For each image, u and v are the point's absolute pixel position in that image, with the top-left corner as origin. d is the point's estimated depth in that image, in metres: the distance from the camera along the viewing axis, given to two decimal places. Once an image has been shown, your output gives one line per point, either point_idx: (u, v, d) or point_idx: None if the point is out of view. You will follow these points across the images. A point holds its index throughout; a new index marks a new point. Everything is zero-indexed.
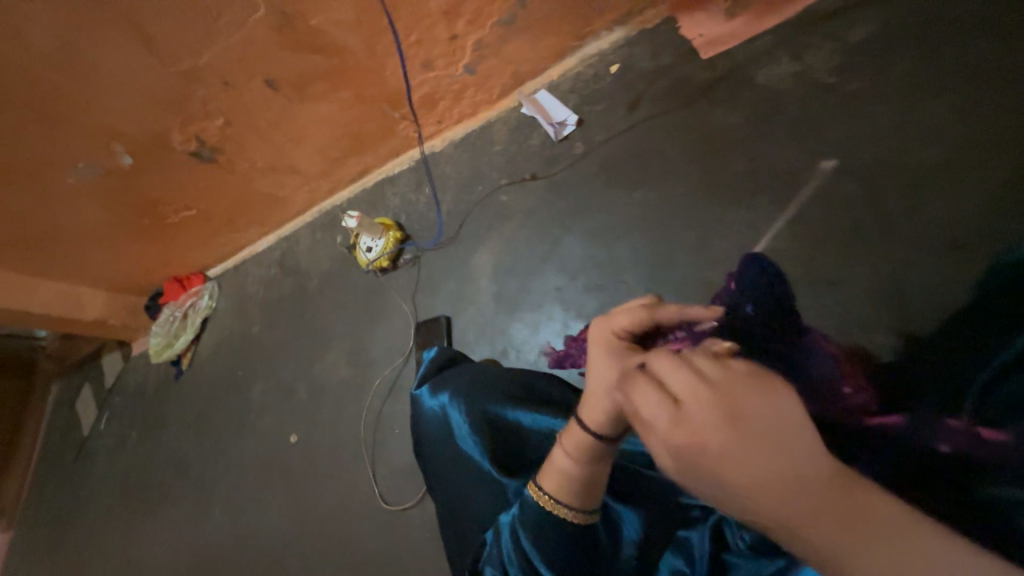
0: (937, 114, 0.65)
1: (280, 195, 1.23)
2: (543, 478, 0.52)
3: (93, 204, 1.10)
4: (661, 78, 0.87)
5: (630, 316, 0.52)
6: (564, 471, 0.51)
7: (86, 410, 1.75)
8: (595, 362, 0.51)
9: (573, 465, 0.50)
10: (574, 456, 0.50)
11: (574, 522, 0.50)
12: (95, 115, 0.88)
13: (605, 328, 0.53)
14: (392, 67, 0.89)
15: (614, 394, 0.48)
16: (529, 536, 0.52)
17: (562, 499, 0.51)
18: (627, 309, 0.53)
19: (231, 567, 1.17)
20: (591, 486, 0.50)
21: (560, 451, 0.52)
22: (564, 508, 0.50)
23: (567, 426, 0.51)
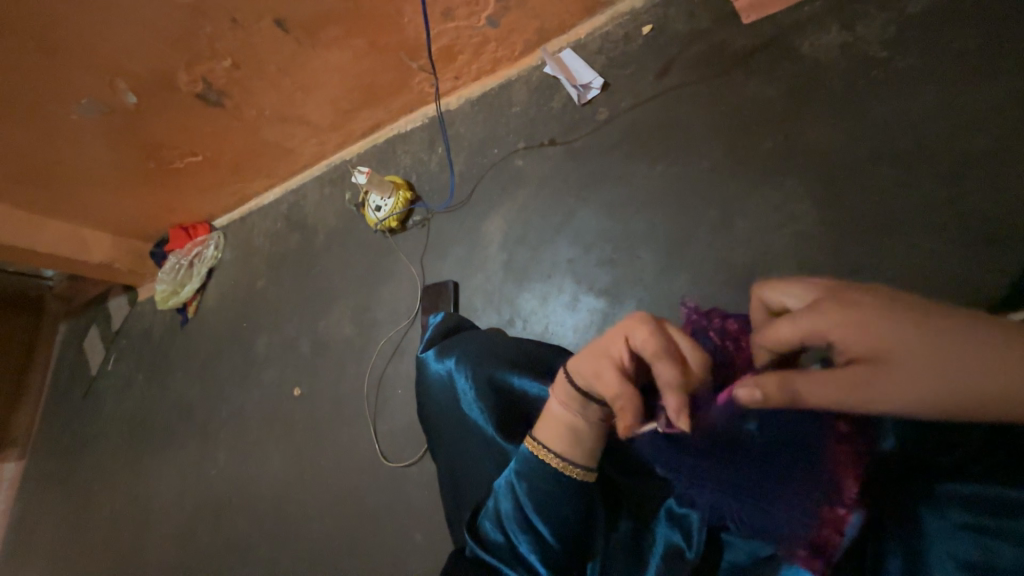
0: (990, 98, 0.61)
1: (288, 146, 1.19)
2: (539, 430, 0.56)
3: (97, 144, 1.07)
4: (696, 42, 0.81)
5: (647, 337, 0.48)
6: (558, 419, 0.55)
7: (93, 350, 1.78)
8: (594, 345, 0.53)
9: (565, 414, 0.55)
10: (568, 406, 0.55)
11: (569, 476, 0.53)
12: (98, 48, 0.84)
13: (629, 326, 0.51)
14: (410, 14, 0.84)
15: (585, 371, 0.53)
16: (529, 494, 0.53)
17: (554, 447, 0.54)
18: (652, 332, 0.48)
19: (234, 508, 1.22)
20: (585, 436, 0.54)
21: (557, 403, 0.56)
22: (557, 457, 0.53)
23: (558, 377, 0.57)
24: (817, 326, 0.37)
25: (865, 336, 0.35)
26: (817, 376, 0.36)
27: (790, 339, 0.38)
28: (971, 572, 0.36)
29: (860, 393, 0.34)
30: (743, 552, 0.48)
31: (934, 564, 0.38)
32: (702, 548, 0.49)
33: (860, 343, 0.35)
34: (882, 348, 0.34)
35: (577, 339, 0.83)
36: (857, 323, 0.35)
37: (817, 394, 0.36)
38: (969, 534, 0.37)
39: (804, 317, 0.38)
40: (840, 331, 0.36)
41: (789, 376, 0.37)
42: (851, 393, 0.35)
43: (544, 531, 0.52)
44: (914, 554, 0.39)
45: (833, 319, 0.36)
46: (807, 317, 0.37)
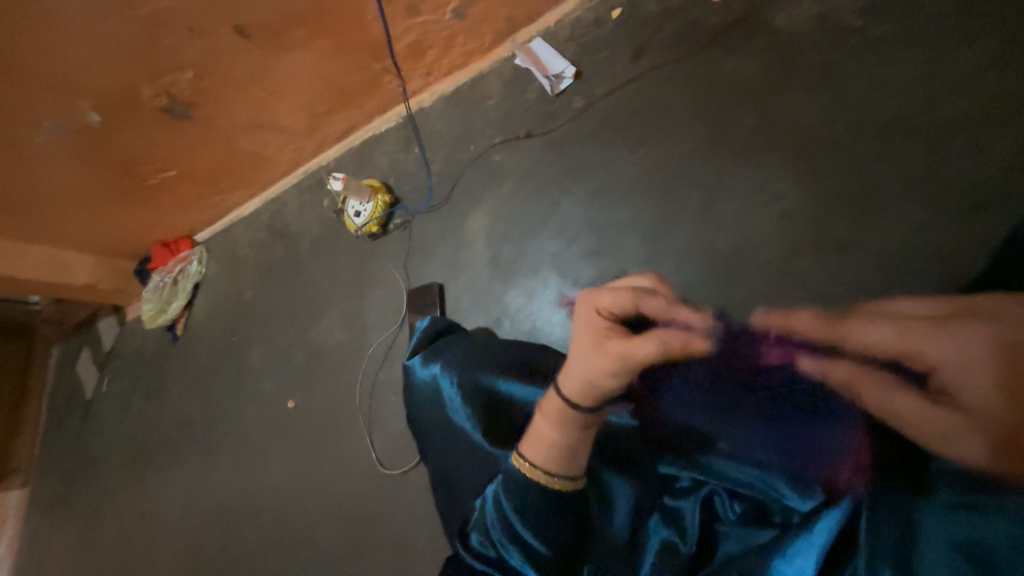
0: (967, 62, 0.60)
1: (264, 154, 1.17)
2: (524, 447, 0.54)
3: (67, 166, 1.04)
4: (668, 23, 0.79)
5: (616, 299, 0.51)
6: (543, 438, 0.52)
7: (87, 373, 1.76)
8: (574, 338, 0.52)
9: (551, 431, 0.52)
10: (555, 423, 0.52)
11: (552, 487, 0.52)
12: (55, 67, 0.80)
13: (593, 303, 0.52)
14: (374, 12, 0.82)
15: (591, 370, 0.49)
16: (514, 506, 0.52)
17: (541, 466, 0.52)
18: (617, 294, 0.51)
19: (240, 522, 1.21)
20: (573, 452, 0.52)
21: (542, 420, 0.53)
22: (545, 475, 0.52)
23: (547, 395, 0.54)
24: (924, 345, 0.41)
25: (966, 376, 0.38)
26: (895, 392, 0.42)
27: (889, 347, 0.43)
28: (965, 555, 0.37)
29: (932, 422, 0.40)
30: (738, 541, 0.49)
31: (925, 542, 0.39)
32: (696, 541, 0.49)
33: (961, 385, 0.39)
34: (978, 396, 0.37)
35: (565, 334, 0.82)
36: (976, 367, 0.38)
37: (890, 409, 0.42)
38: (963, 514, 0.38)
39: (918, 331, 0.42)
40: (948, 363, 0.40)
41: (860, 377, 0.45)
42: (908, 415, 0.41)
43: (529, 539, 0.52)
44: (906, 534, 0.40)
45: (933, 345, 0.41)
46: (918, 332, 0.42)
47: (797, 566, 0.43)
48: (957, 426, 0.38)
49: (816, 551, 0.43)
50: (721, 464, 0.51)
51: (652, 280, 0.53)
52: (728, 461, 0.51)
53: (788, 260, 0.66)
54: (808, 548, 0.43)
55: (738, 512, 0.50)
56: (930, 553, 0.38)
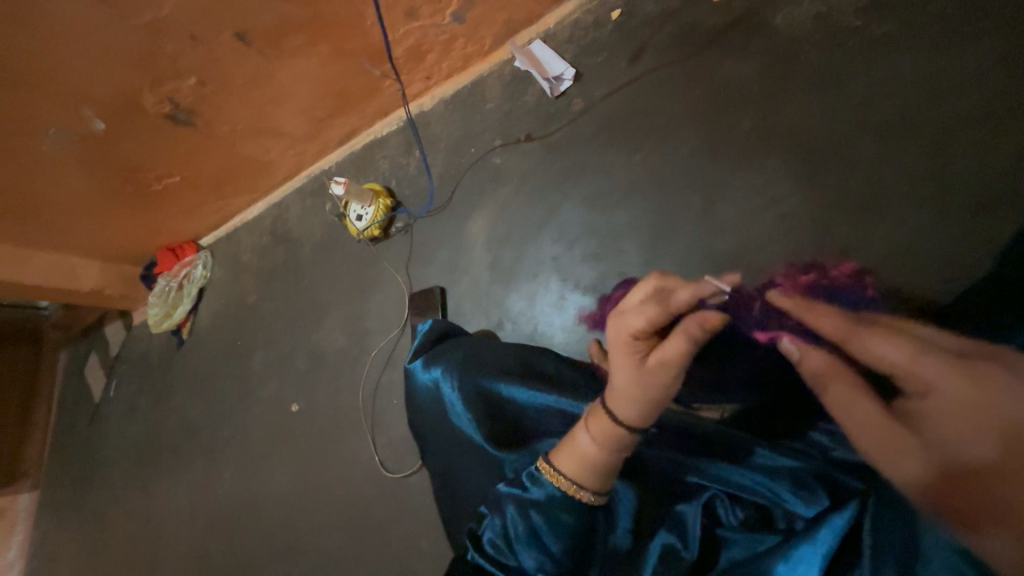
0: (970, 61, 0.59)
1: (266, 159, 1.17)
2: (557, 457, 0.53)
3: (72, 173, 1.05)
4: (667, 24, 0.79)
5: (644, 316, 0.49)
6: (584, 454, 0.51)
7: (94, 377, 1.78)
8: (615, 362, 0.52)
9: (600, 450, 0.51)
10: (599, 441, 0.51)
11: (575, 495, 0.51)
12: (59, 76, 0.81)
13: (625, 329, 0.50)
14: (373, 17, 0.82)
15: (649, 389, 0.49)
16: (530, 510, 0.52)
17: (582, 482, 0.51)
18: (642, 309, 0.50)
19: (244, 526, 1.22)
20: (610, 467, 0.51)
21: (584, 436, 0.52)
22: (582, 490, 0.51)
23: (593, 413, 0.52)
24: (930, 375, 0.42)
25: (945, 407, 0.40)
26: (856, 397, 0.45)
27: (896, 366, 0.44)
28: (968, 555, 0.36)
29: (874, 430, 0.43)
30: (743, 548, 0.48)
31: (928, 549, 0.38)
32: (697, 547, 0.48)
33: (933, 416, 0.40)
34: (945, 432, 0.39)
35: (566, 337, 0.82)
36: (961, 407, 0.39)
37: (852, 411, 0.45)
38: (951, 521, 0.37)
39: (926, 360, 0.43)
40: (938, 396, 0.41)
41: (835, 373, 0.47)
42: (859, 421, 0.44)
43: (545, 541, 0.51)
44: (908, 539, 0.39)
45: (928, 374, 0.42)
46: (927, 362, 0.42)
47: (802, 571, 0.43)
48: (905, 445, 0.40)
49: (820, 556, 0.43)
50: (723, 470, 0.50)
51: (655, 280, 0.52)
52: (730, 465, 0.50)
53: (789, 262, 0.66)
54: (812, 555, 0.43)
55: (741, 517, 0.50)
56: (932, 560, 0.37)
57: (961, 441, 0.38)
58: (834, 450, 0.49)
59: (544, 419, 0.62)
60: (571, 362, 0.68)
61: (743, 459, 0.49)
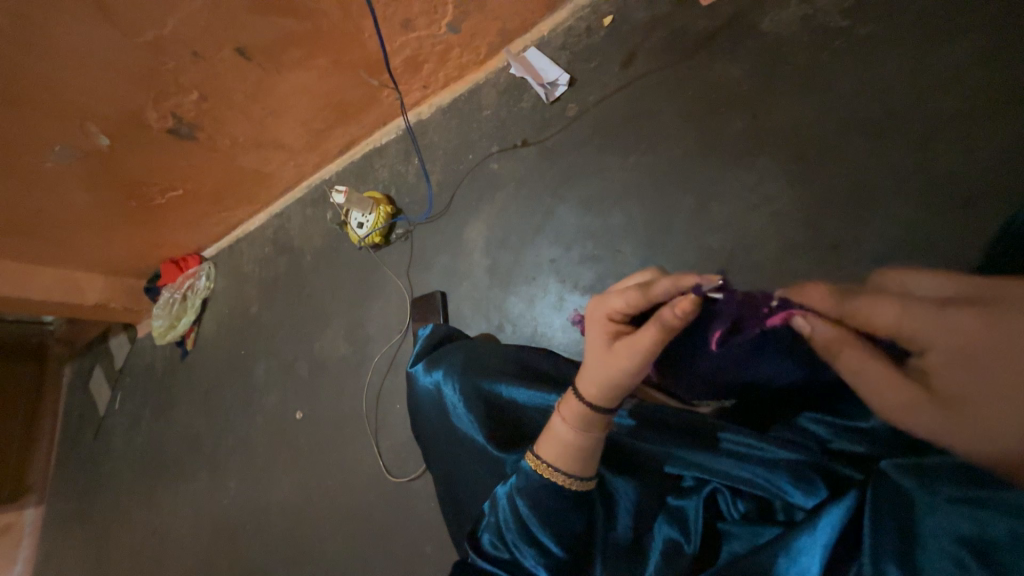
0: (951, 59, 0.60)
1: (266, 171, 1.19)
2: (542, 448, 0.54)
3: (76, 189, 1.07)
4: (658, 30, 0.81)
5: (624, 299, 0.50)
6: (565, 441, 0.52)
7: (99, 390, 1.79)
8: (590, 341, 0.53)
9: (571, 433, 0.52)
10: (572, 423, 0.52)
11: (569, 489, 0.52)
12: (64, 94, 0.83)
13: (603, 313, 0.52)
14: (370, 29, 0.84)
15: (608, 371, 0.50)
16: (530, 507, 0.53)
17: (560, 467, 0.52)
18: (624, 293, 0.50)
19: (249, 535, 1.22)
20: (587, 453, 0.52)
21: (560, 420, 0.53)
22: (562, 475, 0.52)
23: (565, 394, 0.54)
24: (935, 326, 0.41)
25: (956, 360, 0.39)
26: (865, 362, 0.43)
27: (891, 325, 0.43)
28: (968, 546, 0.37)
29: (887, 389, 0.42)
30: (742, 540, 0.48)
31: (927, 537, 0.39)
32: (700, 541, 0.50)
33: (942, 372, 0.40)
34: (963, 389, 0.38)
35: (566, 338, 0.83)
36: (966, 356, 0.39)
37: (864, 377, 0.43)
38: (960, 506, 0.38)
39: (921, 311, 0.42)
40: (941, 347, 0.40)
41: (846, 340, 0.44)
42: (873, 382, 0.43)
43: (545, 539, 0.52)
44: (908, 530, 0.40)
45: (931, 322, 0.41)
46: (924, 313, 0.42)
47: (804, 563, 0.43)
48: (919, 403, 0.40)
49: (821, 547, 0.43)
50: (720, 463, 0.50)
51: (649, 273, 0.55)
52: (727, 458, 0.50)
53: (782, 260, 0.67)
54: (814, 546, 0.43)
55: (742, 509, 0.50)
56: (930, 550, 0.39)
57: (983, 396, 0.37)
58: (833, 442, 0.50)
59: (544, 420, 0.63)
60: (570, 363, 0.68)
61: (739, 452, 0.50)
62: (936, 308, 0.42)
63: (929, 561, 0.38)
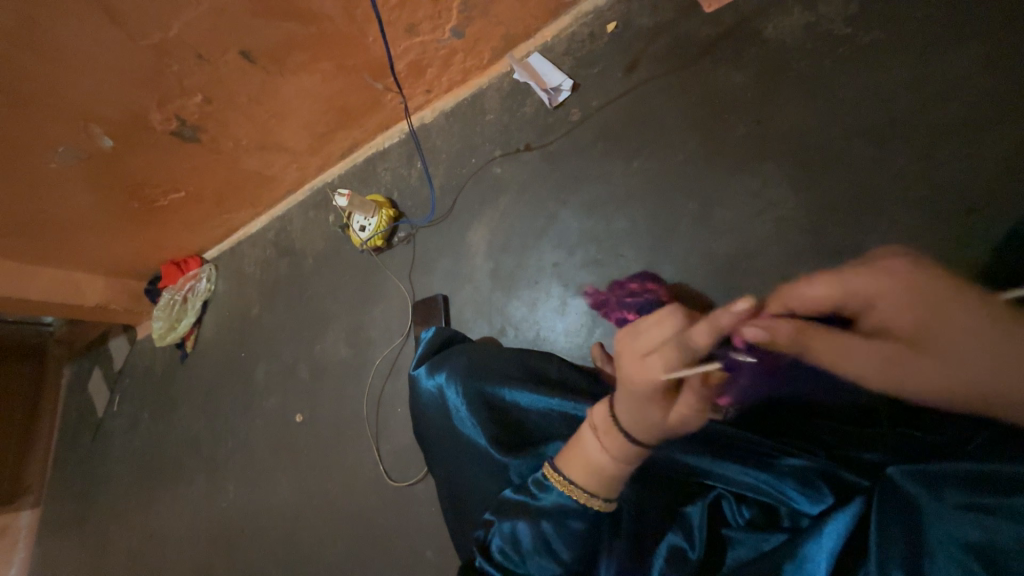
0: (954, 67, 0.61)
1: (269, 173, 1.19)
2: (569, 468, 0.52)
3: (79, 190, 1.07)
4: (661, 36, 0.81)
5: (666, 361, 0.46)
6: (602, 468, 0.50)
7: (98, 392, 1.78)
8: (636, 404, 0.48)
9: (616, 467, 0.50)
10: (614, 456, 0.50)
11: (597, 511, 0.51)
12: (69, 95, 0.83)
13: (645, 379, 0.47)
14: (375, 33, 0.84)
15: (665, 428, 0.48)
16: (542, 511, 0.52)
17: (591, 489, 0.51)
18: (665, 355, 0.46)
19: (247, 539, 1.21)
20: (623, 476, 0.51)
21: (597, 449, 0.51)
22: (593, 497, 0.51)
23: (604, 431, 0.51)
24: (859, 288, 0.46)
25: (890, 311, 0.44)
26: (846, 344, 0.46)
27: (832, 303, 0.48)
28: (976, 553, 0.37)
29: (885, 366, 0.43)
30: (747, 547, 0.48)
31: (935, 545, 0.39)
32: (704, 546, 0.49)
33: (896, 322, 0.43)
34: (924, 332, 0.41)
35: (569, 343, 0.83)
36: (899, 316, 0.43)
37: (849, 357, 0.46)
38: (967, 513, 0.38)
39: (847, 282, 0.47)
40: (884, 305, 0.44)
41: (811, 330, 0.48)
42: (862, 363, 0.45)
43: (556, 545, 0.51)
44: (915, 538, 0.40)
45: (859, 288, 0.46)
46: (846, 282, 0.47)
47: (810, 570, 0.43)
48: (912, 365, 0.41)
49: (826, 552, 0.43)
50: (724, 468, 0.51)
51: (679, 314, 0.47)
52: (732, 464, 0.51)
53: (785, 265, 0.67)
54: (819, 551, 0.43)
55: (748, 516, 0.50)
56: (939, 558, 0.38)
57: (947, 337, 0.39)
58: (839, 448, 0.50)
59: (549, 423, 0.63)
60: (572, 366, 0.69)
61: (744, 457, 0.50)
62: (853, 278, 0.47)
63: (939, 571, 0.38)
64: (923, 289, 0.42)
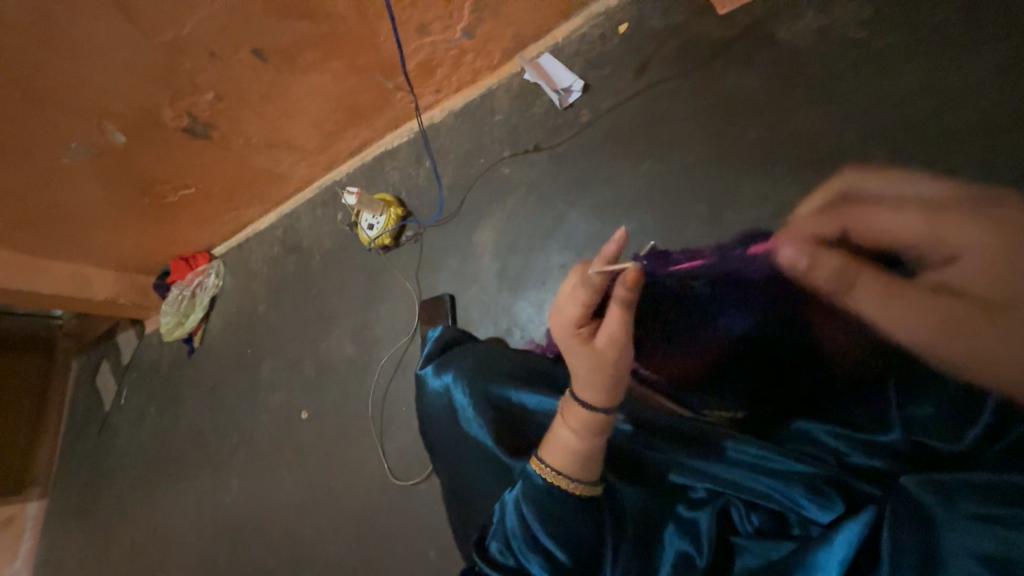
0: (971, 73, 0.60)
1: (278, 171, 1.20)
2: (546, 452, 0.54)
3: (90, 185, 1.08)
4: (673, 38, 0.81)
5: (578, 304, 0.49)
6: (570, 446, 0.52)
7: (105, 385, 1.80)
8: (572, 359, 0.51)
9: (577, 440, 0.52)
10: (579, 431, 0.52)
11: (575, 494, 0.52)
12: (82, 92, 0.84)
13: (565, 328, 0.50)
14: (386, 33, 0.84)
15: (603, 372, 0.49)
16: (537, 512, 0.52)
17: (565, 472, 0.52)
18: (574, 299, 0.49)
19: (251, 534, 1.22)
20: (595, 459, 0.52)
21: (566, 431, 0.53)
22: (567, 480, 0.52)
23: (566, 403, 0.53)
24: (943, 238, 0.48)
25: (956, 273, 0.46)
26: (893, 294, 0.48)
27: (905, 235, 0.50)
28: (991, 565, 0.36)
29: (942, 327, 0.45)
30: (755, 555, 0.48)
31: (949, 557, 0.38)
32: (712, 553, 0.49)
33: (966, 275, 0.46)
34: (999, 291, 0.44)
35: None
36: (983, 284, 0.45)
37: (894, 301, 0.48)
38: (982, 524, 0.38)
39: (921, 225, 0.50)
40: (967, 256, 0.46)
41: (855, 269, 0.50)
42: (902, 307, 0.47)
43: (553, 547, 0.52)
44: (929, 550, 0.39)
45: (941, 232, 0.48)
46: (942, 224, 0.49)
47: None
48: (973, 318, 0.44)
49: (837, 563, 0.42)
50: (734, 474, 0.50)
51: (579, 270, 0.51)
52: (742, 470, 0.50)
53: None
54: (829, 561, 0.42)
55: (756, 524, 0.49)
56: (953, 569, 0.37)
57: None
58: (851, 456, 0.50)
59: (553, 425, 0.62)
60: None
61: (756, 463, 0.50)
62: (929, 220, 0.50)
63: None
64: (1011, 264, 0.44)
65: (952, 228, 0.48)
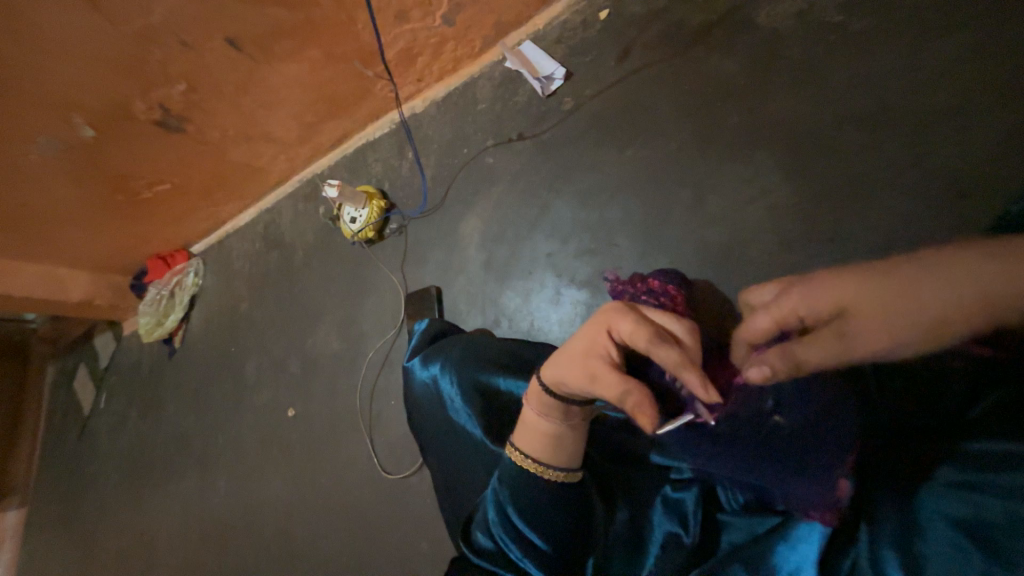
0: (943, 53, 0.61)
1: (257, 164, 1.17)
2: (517, 436, 0.56)
3: (59, 182, 1.04)
4: (654, 23, 0.81)
5: (632, 327, 0.50)
6: (533, 426, 0.55)
7: (84, 390, 1.75)
8: (578, 338, 0.54)
9: (539, 420, 0.55)
10: (544, 413, 0.55)
11: (540, 476, 0.53)
12: (47, 84, 0.80)
13: (607, 321, 0.53)
14: (364, 20, 0.82)
15: (569, 372, 0.52)
16: (514, 498, 0.53)
17: (527, 451, 0.54)
18: (636, 322, 0.50)
19: (240, 535, 1.20)
20: (557, 442, 0.54)
21: (531, 409, 0.56)
22: (530, 460, 0.54)
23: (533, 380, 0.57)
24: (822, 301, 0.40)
25: (932, 296, 0.36)
26: (828, 348, 0.40)
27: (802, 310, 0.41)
28: (965, 530, 0.36)
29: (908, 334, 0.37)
30: (740, 530, 0.49)
31: (926, 526, 0.38)
32: (699, 531, 0.50)
33: (865, 321, 0.38)
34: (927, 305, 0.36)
35: (562, 332, 0.83)
36: (881, 309, 0.38)
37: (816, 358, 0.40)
38: (959, 490, 0.38)
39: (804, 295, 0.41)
40: (848, 305, 0.39)
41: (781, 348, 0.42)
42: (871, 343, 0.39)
43: (529, 531, 0.52)
44: (908, 520, 0.39)
45: (823, 292, 0.40)
46: (819, 290, 0.40)
47: (801, 549, 0.44)
48: (916, 327, 0.37)
49: (819, 537, 0.43)
50: None
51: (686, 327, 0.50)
52: None
53: (782, 252, 0.67)
54: (811, 534, 0.43)
55: (742, 500, 0.51)
56: (934, 536, 0.38)
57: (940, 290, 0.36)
58: None
59: None
60: None
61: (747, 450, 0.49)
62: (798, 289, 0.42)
63: (932, 547, 0.37)
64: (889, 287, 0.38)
65: (835, 292, 0.40)
